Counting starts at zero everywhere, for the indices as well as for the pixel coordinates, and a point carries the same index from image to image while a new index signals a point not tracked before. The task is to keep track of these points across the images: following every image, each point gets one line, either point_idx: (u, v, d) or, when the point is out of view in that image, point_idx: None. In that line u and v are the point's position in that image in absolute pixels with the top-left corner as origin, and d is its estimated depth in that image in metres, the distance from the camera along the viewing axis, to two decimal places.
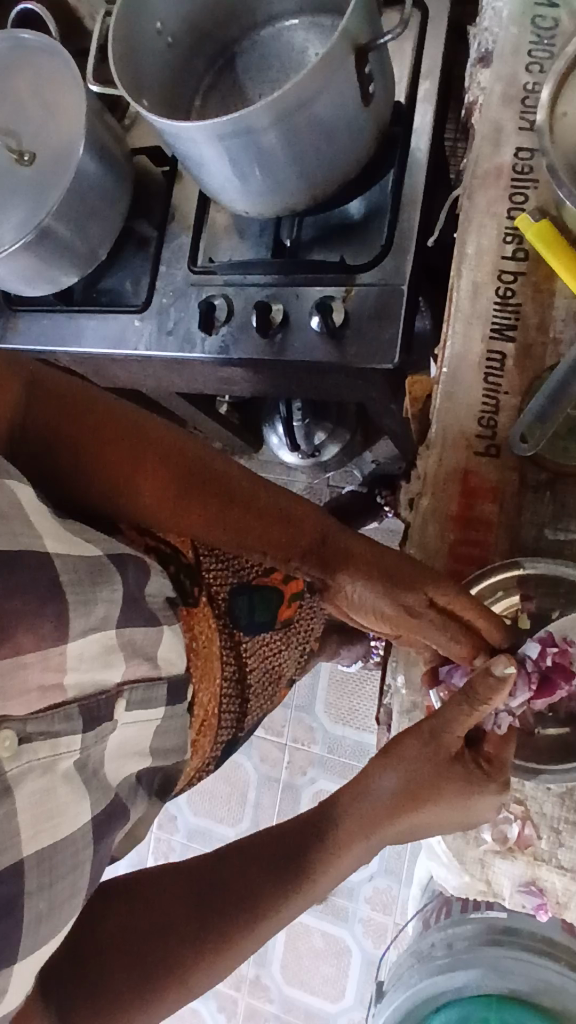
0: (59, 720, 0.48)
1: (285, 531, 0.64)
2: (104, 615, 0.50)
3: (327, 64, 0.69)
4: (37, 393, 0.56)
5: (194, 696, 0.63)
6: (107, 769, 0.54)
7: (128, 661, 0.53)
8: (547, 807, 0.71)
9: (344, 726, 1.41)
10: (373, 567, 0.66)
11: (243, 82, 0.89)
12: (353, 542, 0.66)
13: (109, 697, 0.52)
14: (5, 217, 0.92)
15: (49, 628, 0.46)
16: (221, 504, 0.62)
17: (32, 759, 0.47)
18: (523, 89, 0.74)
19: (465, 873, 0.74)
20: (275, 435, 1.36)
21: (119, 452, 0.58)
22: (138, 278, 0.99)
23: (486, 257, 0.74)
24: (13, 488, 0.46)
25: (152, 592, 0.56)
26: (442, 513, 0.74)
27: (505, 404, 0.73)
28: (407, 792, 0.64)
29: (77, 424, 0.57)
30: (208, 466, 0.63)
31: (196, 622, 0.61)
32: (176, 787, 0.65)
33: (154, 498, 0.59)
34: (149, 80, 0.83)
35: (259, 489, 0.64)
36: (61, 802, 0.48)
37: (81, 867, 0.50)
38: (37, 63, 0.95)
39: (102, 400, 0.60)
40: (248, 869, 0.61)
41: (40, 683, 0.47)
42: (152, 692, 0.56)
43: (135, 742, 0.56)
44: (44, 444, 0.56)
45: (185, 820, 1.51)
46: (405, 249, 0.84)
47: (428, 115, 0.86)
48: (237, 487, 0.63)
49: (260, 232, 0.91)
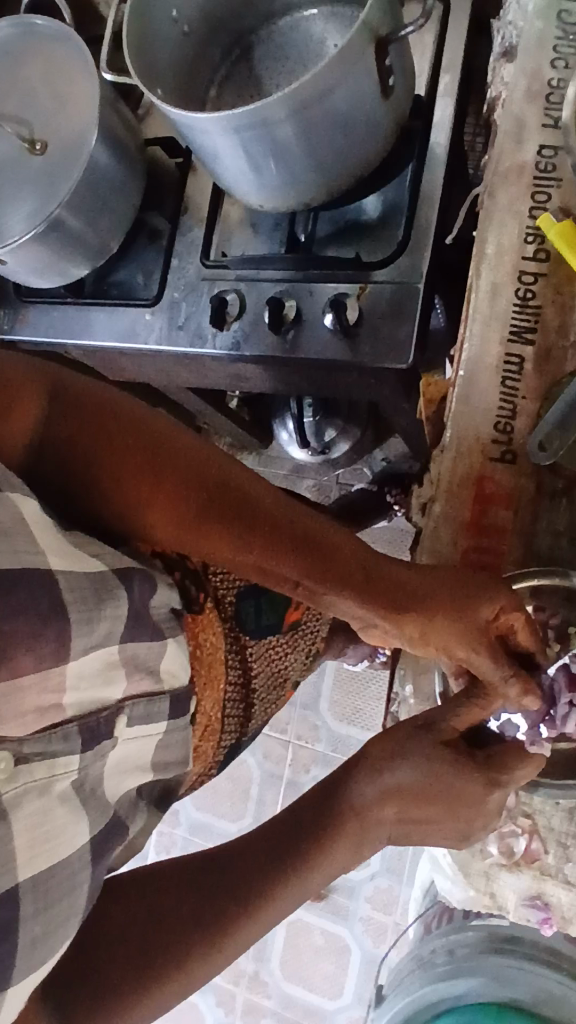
0: (57, 740, 0.48)
1: (317, 560, 0.56)
2: (108, 631, 0.49)
3: (345, 57, 0.68)
4: (59, 408, 0.52)
5: (197, 702, 0.63)
6: (107, 787, 0.53)
7: (130, 676, 0.53)
8: (555, 822, 0.69)
9: (349, 726, 1.40)
10: (425, 596, 0.58)
11: (259, 73, 0.87)
12: (397, 569, 0.58)
13: (109, 715, 0.51)
14: (15, 207, 0.90)
15: (50, 650, 0.45)
16: (247, 533, 0.55)
17: (28, 780, 0.46)
18: (548, 84, 0.72)
19: (470, 884, 0.73)
20: (285, 432, 1.35)
21: (136, 471, 0.53)
22: (149, 270, 0.98)
23: (506, 258, 0.72)
24: (16, 503, 0.45)
25: (158, 604, 0.55)
26: (455, 518, 0.73)
27: (522, 408, 0.71)
28: (392, 789, 0.60)
29: (96, 440, 0.53)
30: (237, 485, 0.56)
31: (201, 629, 0.62)
32: (177, 795, 0.64)
33: (170, 520, 0.54)
34: (164, 71, 0.82)
35: (293, 512, 0.57)
36: (58, 824, 0.47)
37: (78, 890, 0.50)
38: (51, 51, 0.93)
39: (121, 409, 0.54)
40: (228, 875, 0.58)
41: (38, 703, 0.46)
42: (153, 707, 0.55)
43: (135, 757, 0.55)
44: (61, 462, 0.52)
45: (187, 815, 1.51)
46: (422, 246, 0.82)
47: (449, 109, 0.84)
48: (268, 511, 0.56)
49: (274, 226, 0.90)
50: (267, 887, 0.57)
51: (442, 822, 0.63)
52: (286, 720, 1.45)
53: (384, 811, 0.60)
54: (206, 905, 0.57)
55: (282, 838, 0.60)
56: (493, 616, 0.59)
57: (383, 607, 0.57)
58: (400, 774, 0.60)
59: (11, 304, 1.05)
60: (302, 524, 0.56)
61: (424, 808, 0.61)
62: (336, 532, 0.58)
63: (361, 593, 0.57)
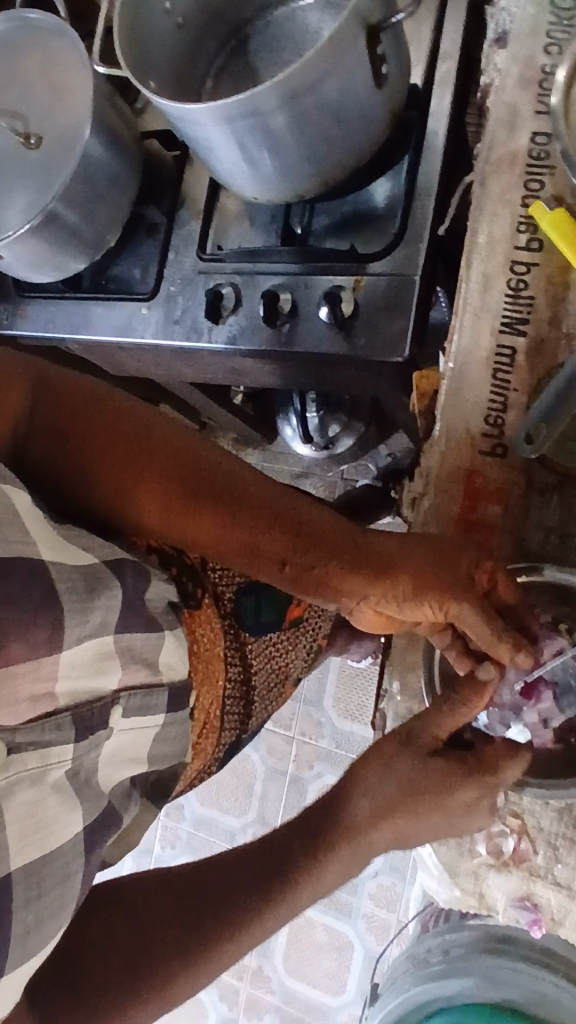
0: (50, 729, 0.47)
1: (302, 538, 0.56)
2: (101, 621, 0.49)
3: (338, 44, 0.67)
4: (44, 399, 0.52)
5: (195, 700, 0.62)
6: (102, 775, 0.53)
7: (126, 667, 0.52)
8: (544, 823, 0.68)
9: (352, 722, 1.39)
10: (414, 566, 0.58)
11: (254, 63, 0.86)
12: (386, 542, 0.59)
13: (104, 705, 0.51)
14: (10, 201, 0.90)
15: (43, 637, 0.45)
16: (235, 514, 0.55)
17: (20, 770, 0.46)
18: (542, 71, 0.71)
19: (457, 885, 0.72)
20: (289, 428, 1.34)
21: (124, 457, 0.53)
22: (146, 264, 0.97)
23: (498, 248, 0.71)
24: (8, 493, 0.45)
25: (153, 598, 0.55)
26: (445, 516, 0.72)
27: (513, 401, 0.70)
28: (392, 804, 0.61)
29: (83, 427, 0.53)
30: (224, 469, 0.55)
31: (198, 625, 0.62)
32: (173, 792, 0.64)
33: (158, 507, 0.54)
34: (157, 61, 0.81)
35: (279, 497, 0.56)
36: (51, 813, 0.47)
37: (72, 878, 0.50)
38: (46, 44, 0.93)
39: (109, 398, 0.54)
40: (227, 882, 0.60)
41: (30, 693, 0.45)
42: (151, 699, 0.55)
43: (132, 748, 0.55)
44: (48, 451, 0.52)
45: (191, 808, 1.51)
46: (419, 237, 0.81)
47: (446, 98, 0.83)
48: (255, 494, 0.56)
49: (270, 218, 0.89)
50: (260, 905, 0.59)
51: (431, 824, 0.63)
52: (290, 717, 1.45)
53: (377, 827, 0.61)
54: (201, 919, 0.58)
55: (275, 853, 0.61)
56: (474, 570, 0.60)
57: (379, 577, 0.58)
58: (381, 788, 0.62)
59: (10, 300, 1.05)
60: (287, 505, 0.56)
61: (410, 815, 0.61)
62: (321, 512, 0.58)
63: (345, 567, 0.57)
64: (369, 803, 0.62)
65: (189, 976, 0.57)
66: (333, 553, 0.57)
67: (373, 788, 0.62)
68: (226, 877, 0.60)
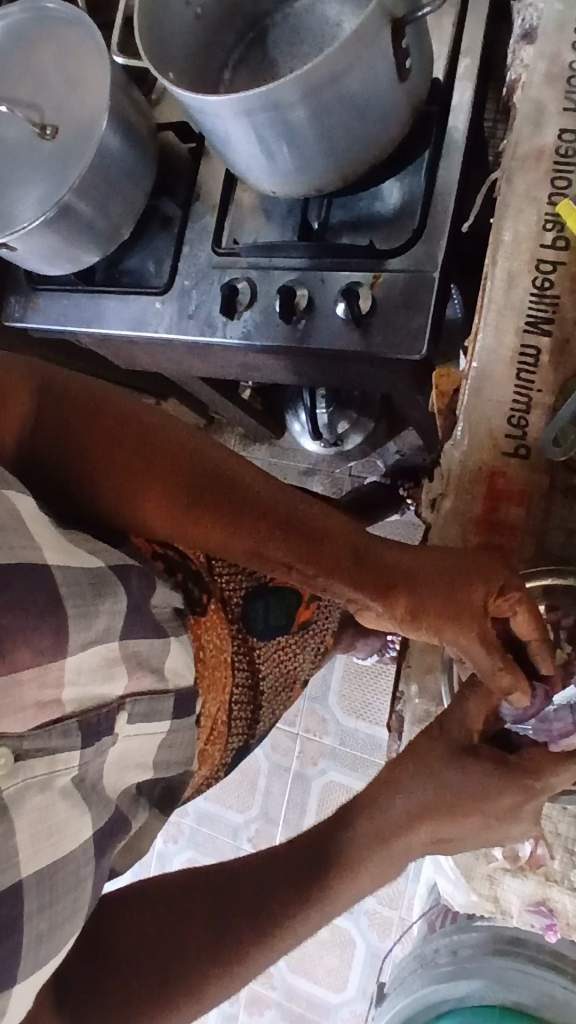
0: (56, 736, 0.47)
1: (310, 545, 0.55)
2: (105, 627, 0.48)
3: (362, 36, 0.66)
4: (47, 401, 0.51)
5: (201, 707, 0.62)
6: (108, 782, 0.52)
7: (132, 674, 0.51)
8: (562, 827, 0.68)
9: (357, 720, 1.39)
10: (423, 584, 0.56)
11: (274, 55, 0.85)
12: (392, 552, 0.57)
13: (110, 711, 0.50)
14: (25, 191, 0.89)
15: (48, 645, 0.44)
16: (239, 515, 0.54)
17: (29, 776, 0.45)
18: (569, 68, 0.70)
19: (473, 890, 0.71)
20: (297, 424, 1.33)
21: (128, 459, 0.52)
22: (160, 257, 0.96)
23: (523, 245, 0.70)
24: (13, 500, 0.44)
25: (157, 603, 0.54)
26: (464, 514, 0.71)
27: (537, 401, 0.70)
28: (425, 808, 0.59)
29: (87, 431, 0.52)
30: (230, 469, 0.55)
31: (204, 631, 0.61)
32: (180, 799, 0.63)
33: (164, 508, 0.53)
34: (178, 53, 0.81)
35: (285, 498, 0.55)
36: (61, 820, 0.47)
37: (83, 884, 0.49)
38: (63, 33, 0.92)
39: (113, 399, 0.54)
40: (260, 888, 0.59)
41: (37, 698, 0.45)
42: (156, 705, 0.54)
43: (137, 754, 0.54)
44: (53, 455, 0.51)
45: (195, 804, 1.50)
46: (439, 234, 0.80)
47: (467, 94, 0.82)
48: (258, 497, 0.54)
49: (287, 213, 0.88)
50: (293, 910, 0.58)
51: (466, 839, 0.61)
52: (294, 713, 1.44)
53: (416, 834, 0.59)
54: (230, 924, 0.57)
55: (312, 855, 0.60)
56: (491, 603, 0.56)
57: (380, 593, 0.56)
58: (418, 795, 0.59)
59: (22, 291, 1.04)
60: (294, 508, 0.55)
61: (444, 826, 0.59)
62: (326, 514, 0.56)
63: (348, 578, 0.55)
64: (403, 807, 0.59)
65: (220, 978, 0.56)
66: (340, 564, 0.55)
67: (409, 790, 0.59)
68: (257, 885, 0.59)
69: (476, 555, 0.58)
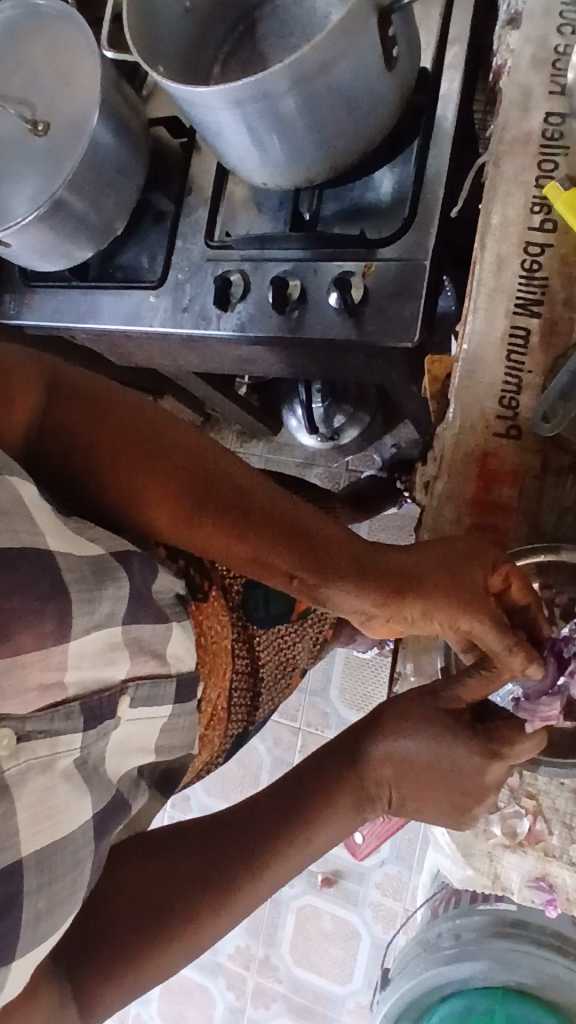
0: (59, 718, 0.47)
1: (310, 548, 0.55)
2: (108, 613, 0.49)
3: (350, 24, 0.66)
4: (56, 397, 0.52)
5: (202, 693, 0.62)
6: (109, 766, 0.52)
7: (133, 658, 0.52)
8: (560, 803, 0.69)
9: (358, 711, 1.40)
10: (424, 582, 0.56)
11: (263, 47, 0.86)
12: (393, 554, 0.57)
13: (112, 696, 0.51)
14: (18, 188, 0.90)
15: (50, 627, 0.45)
16: (241, 517, 0.54)
17: (31, 758, 0.45)
18: (555, 51, 0.71)
19: (471, 865, 0.72)
20: (294, 419, 1.34)
21: (130, 458, 0.53)
22: (154, 251, 0.97)
23: (512, 229, 0.71)
24: (16, 486, 0.45)
25: (160, 589, 0.55)
26: (458, 498, 0.72)
27: (528, 383, 0.70)
28: (400, 760, 0.60)
29: (92, 427, 0.52)
30: (230, 471, 0.55)
31: (205, 617, 0.62)
32: (180, 783, 0.63)
33: (165, 507, 0.53)
34: (168, 46, 0.81)
35: (285, 501, 0.56)
36: (61, 801, 0.47)
37: (81, 866, 0.49)
38: (53, 29, 0.93)
39: (118, 397, 0.54)
40: (245, 829, 0.59)
41: (39, 681, 0.45)
42: (158, 690, 0.54)
43: (139, 738, 0.55)
44: (60, 449, 0.52)
45: (198, 800, 1.51)
46: (429, 221, 0.81)
47: (455, 82, 0.83)
48: (259, 500, 0.55)
49: (279, 205, 0.89)
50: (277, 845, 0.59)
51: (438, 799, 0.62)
52: (295, 707, 1.45)
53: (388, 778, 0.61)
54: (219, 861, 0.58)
55: (292, 798, 0.61)
56: (490, 580, 0.56)
57: (385, 594, 0.56)
58: (399, 745, 0.59)
59: (18, 289, 1.05)
60: (293, 511, 0.55)
61: (420, 779, 0.60)
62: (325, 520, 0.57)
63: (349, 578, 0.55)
64: (378, 754, 0.60)
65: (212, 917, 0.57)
66: (341, 566, 0.55)
67: (385, 740, 0.60)
68: (240, 827, 0.60)
69: (473, 543, 0.58)
